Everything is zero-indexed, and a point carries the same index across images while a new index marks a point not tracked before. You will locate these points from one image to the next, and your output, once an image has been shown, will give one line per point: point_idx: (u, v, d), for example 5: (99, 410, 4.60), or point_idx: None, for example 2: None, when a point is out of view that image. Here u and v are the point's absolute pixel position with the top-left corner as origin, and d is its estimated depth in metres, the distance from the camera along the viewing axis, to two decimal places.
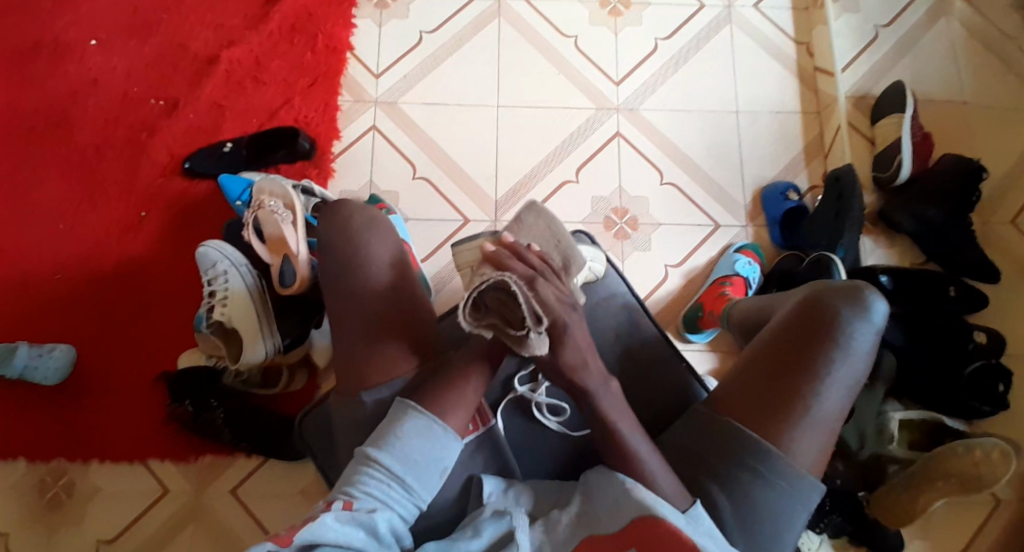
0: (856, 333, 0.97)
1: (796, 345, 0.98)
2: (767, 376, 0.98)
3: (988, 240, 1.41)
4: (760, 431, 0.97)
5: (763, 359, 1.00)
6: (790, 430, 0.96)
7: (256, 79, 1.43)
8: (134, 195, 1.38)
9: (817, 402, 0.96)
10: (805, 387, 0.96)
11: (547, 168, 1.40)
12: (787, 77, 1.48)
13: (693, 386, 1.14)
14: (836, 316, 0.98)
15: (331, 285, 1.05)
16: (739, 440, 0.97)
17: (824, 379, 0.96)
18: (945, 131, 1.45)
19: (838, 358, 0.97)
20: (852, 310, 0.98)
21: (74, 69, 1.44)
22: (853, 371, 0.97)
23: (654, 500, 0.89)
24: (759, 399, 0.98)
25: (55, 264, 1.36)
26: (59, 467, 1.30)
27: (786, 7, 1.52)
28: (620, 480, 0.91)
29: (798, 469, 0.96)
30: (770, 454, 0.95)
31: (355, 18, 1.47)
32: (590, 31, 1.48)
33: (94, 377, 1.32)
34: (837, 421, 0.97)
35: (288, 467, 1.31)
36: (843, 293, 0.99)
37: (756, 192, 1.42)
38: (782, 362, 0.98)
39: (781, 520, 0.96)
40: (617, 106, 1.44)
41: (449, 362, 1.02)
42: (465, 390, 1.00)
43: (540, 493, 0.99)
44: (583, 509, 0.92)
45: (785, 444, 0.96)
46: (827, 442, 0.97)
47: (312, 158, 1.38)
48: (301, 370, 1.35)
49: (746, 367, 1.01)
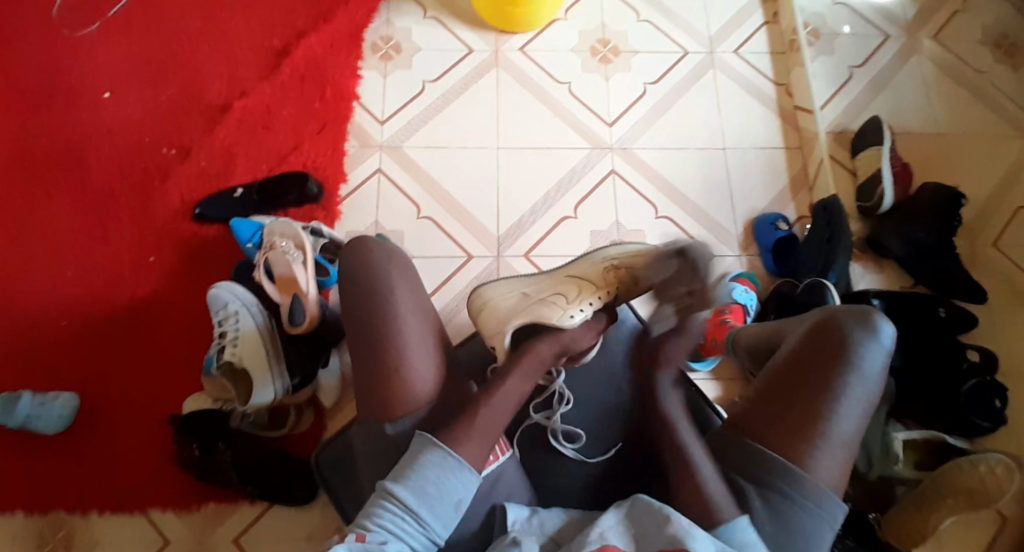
0: (867, 354, 1.00)
1: (812, 368, 1.00)
2: (783, 398, 1.00)
3: (972, 263, 1.47)
4: (779, 450, 0.98)
5: (779, 381, 1.02)
6: (810, 450, 0.97)
7: (266, 127, 1.48)
8: (143, 240, 1.41)
9: (834, 420, 0.97)
10: (822, 409, 0.98)
11: (547, 205, 1.45)
12: (770, 115, 1.55)
13: (710, 417, 1.18)
14: (849, 338, 1.00)
15: (350, 320, 1.07)
16: (759, 462, 0.99)
17: (840, 400, 0.98)
18: (923, 162, 1.52)
19: (852, 379, 0.99)
20: (864, 332, 1.01)
21: (85, 119, 1.49)
22: (868, 392, 0.99)
23: (686, 531, 0.89)
24: (777, 422, 0.99)
25: (64, 309, 1.37)
26: (60, 516, 1.28)
27: (766, 51, 1.60)
28: (656, 511, 0.92)
29: (820, 489, 0.96)
30: (791, 474, 0.97)
31: (359, 69, 1.53)
32: (583, 77, 1.55)
33: (103, 419, 1.32)
34: (854, 441, 0.99)
35: (294, 512, 1.30)
36: (853, 315, 1.02)
37: (748, 223, 1.47)
38: (798, 384, 1.00)
39: (806, 538, 0.97)
40: (611, 145, 1.50)
41: (467, 403, 1.03)
42: (483, 417, 1.01)
43: (566, 520, 0.99)
44: (618, 527, 0.92)
45: (806, 464, 0.97)
46: (845, 464, 0.98)
47: (320, 202, 1.42)
48: (309, 407, 1.34)
49: (762, 389, 1.03)
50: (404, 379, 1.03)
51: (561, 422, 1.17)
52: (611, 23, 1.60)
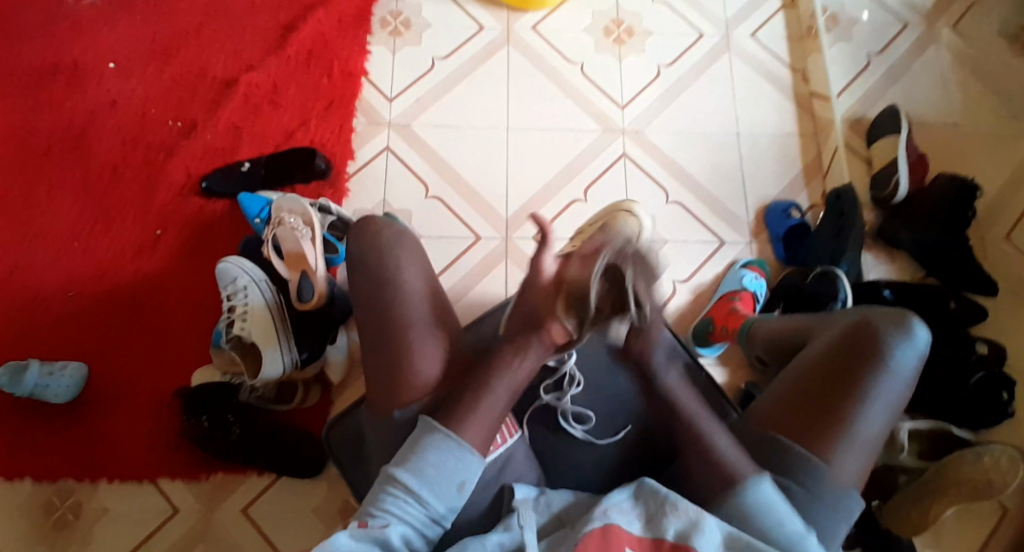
0: (900, 355, 1.00)
1: (844, 369, 1.01)
2: (812, 398, 1.01)
3: (986, 257, 1.45)
4: (806, 445, 0.98)
5: (811, 378, 1.02)
6: (837, 447, 0.97)
7: (275, 101, 1.47)
8: (151, 214, 1.41)
9: (862, 419, 0.98)
10: (850, 410, 0.98)
11: (557, 187, 1.43)
12: (784, 101, 1.54)
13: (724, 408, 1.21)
14: (884, 340, 1.01)
15: (364, 304, 1.06)
16: (784, 455, 0.99)
17: (868, 402, 0.98)
18: (938, 153, 1.50)
19: (884, 380, 0.99)
20: (899, 334, 1.01)
21: (94, 90, 1.48)
22: (897, 394, 1.00)
23: (690, 516, 0.89)
24: (805, 418, 1.00)
25: (71, 281, 1.37)
26: (69, 484, 1.28)
27: (781, 36, 1.58)
28: (659, 496, 0.92)
29: (843, 485, 0.97)
30: (816, 469, 0.97)
31: (370, 45, 1.52)
32: (595, 58, 1.53)
33: (109, 392, 1.32)
34: (879, 441, 1.00)
35: (302, 486, 1.30)
36: (890, 318, 1.03)
37: (759, 210, 1.46)
38: (827, 385, 1.00)
39: (823, 534, 0.98)
40: (623, 127, 1.49)
41: (473, 378, 1.02)
42: (492, 403, 1.00)
43: (573, 500, 0.99)
44: (621, 504, 0.93)
45: (831, 461, 0.97)
46: (869, 463, 0.99)
47: (327, 178, 1.42)
48: (316, 383, 1.35)
49: (791, 385, 1.03)
50: (413, 363, 1.03)
51: (571, 404, 1.18)
52: (625, 4, 1.58)
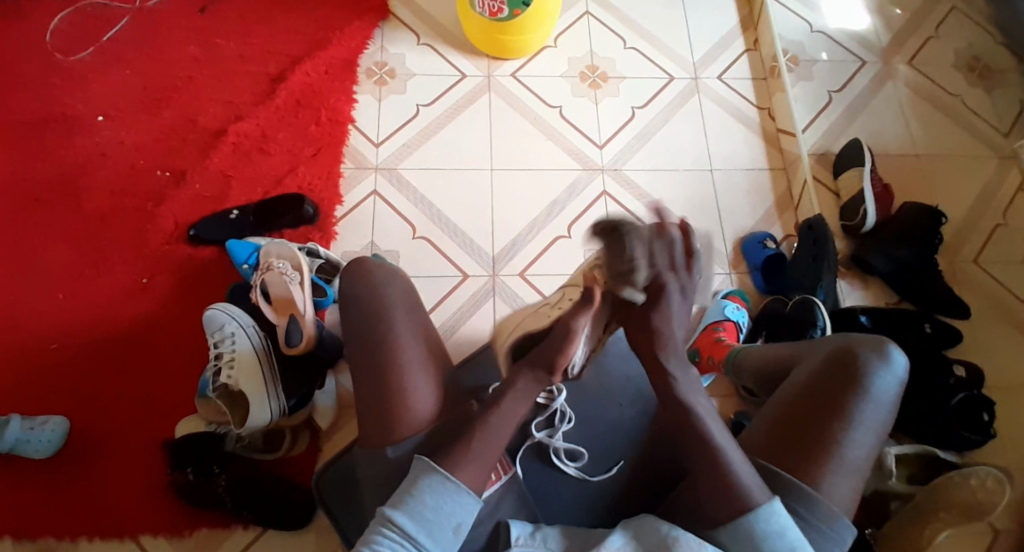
0: (883, 379, 1.03)
1: (829, 395, 1.03)
2: (802, 422, 1.02)
3: (954, 280, 1.51)
4: (798, 473, 0.99)
5: (798, 405, 1.04)
6: (827, 473, 0.99)
7: (262, 150, 1.49)
8: (136, 263, 1.40)
9: (850, 444, 1.00)
10: (838, 435, 1.00)
11: (541, 225, 1.46)
12: (755, 138, 1.60)
13: None
14: (867, 365, 1.03)
15: (356, 344, 1.05)
16: (778, 484, 0.99)
17: (855, 427, 1.00)
18: (901, 184, 1.57)
19: (868, 404, 1.01)
20: (880, 359, 1.04)
21: (79, 142, 1.49)
22: (881, 420, 1.02)
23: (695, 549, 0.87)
24: (796, 445, 1.01)
25: (55, 332, 1.35)
26: (49, 542, 1.24)
27: (748, 77, 1.66)
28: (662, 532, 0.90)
29: (837, 512, 0.98)
30: (810, 497, 0.98)
31: (356, 93, 1.56)
32: (573, 101, 1.58)
33: (92, 445, 1.29)
34: (867, 467, 1.01)
35: (289, 538, 1.27)
36: (870, 344, 1.06)
37: (736, 243, 1.50)
38: (815, 410, 1.02)
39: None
40: (603, 166, 1.53)
41: (473, 417, 1.00)
42: (490, 440, 0.97)
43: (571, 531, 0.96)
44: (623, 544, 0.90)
45: (823, 487, 0.98)
46: (859, 488, 1.00)
47: (315, 224, 1.43)
48: (304, 430, 1.33)
49: (779, 414, 1.05)
50: (405, 400, 1.02)
51: (564, 441, 1.17)
52: (600, 51, 1.64)
